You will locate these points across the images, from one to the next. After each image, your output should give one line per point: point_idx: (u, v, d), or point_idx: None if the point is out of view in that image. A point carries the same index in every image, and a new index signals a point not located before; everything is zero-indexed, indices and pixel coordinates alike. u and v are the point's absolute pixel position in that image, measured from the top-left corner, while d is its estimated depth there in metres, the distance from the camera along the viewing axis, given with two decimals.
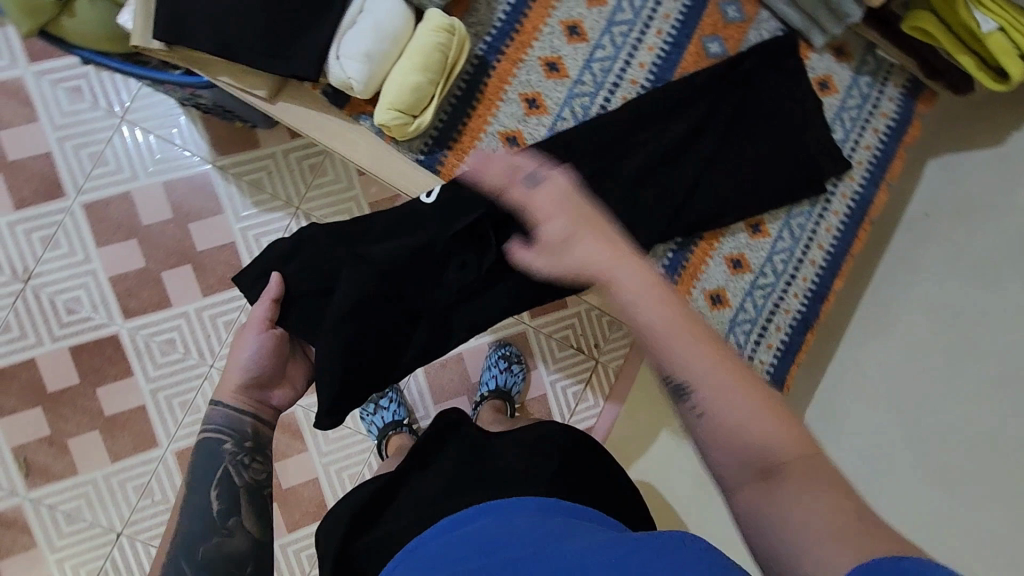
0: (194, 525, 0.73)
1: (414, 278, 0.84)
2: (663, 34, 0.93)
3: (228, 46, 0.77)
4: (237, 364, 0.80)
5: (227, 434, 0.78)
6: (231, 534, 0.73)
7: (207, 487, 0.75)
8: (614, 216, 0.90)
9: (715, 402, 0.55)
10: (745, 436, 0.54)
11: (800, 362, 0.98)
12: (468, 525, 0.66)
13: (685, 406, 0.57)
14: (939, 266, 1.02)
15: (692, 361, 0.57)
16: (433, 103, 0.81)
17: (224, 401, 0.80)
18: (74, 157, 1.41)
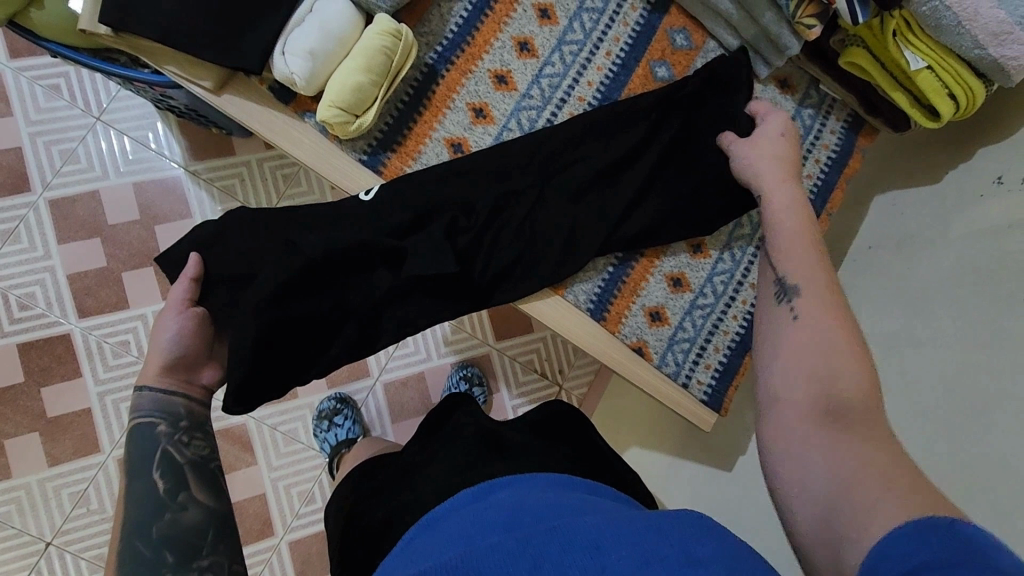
0: (145, 510, 0.69)
1: (344, 277, 0.85)
2: (611, 56, 0.96)
3: (175, 37, 0.78)
4: (158, 348, 0.80)
5: (158, 416, 0.76)
6: (188, 509, 0.71)
7: (147, 470, 0.72)
8: (556, 227, 0.90)
9: (816, 311, 0.64)
10: (827, 352, 0.60)
11: (738, 385, 0.99)
12: (493, 495, 0.73)
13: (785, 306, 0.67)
14: (880, 298, 1.04)
15: (808, 277, 0.68)
16: (376, 103, 0.83)
17: (152, 386, 0.78)
18: (45, 154, 1.40)
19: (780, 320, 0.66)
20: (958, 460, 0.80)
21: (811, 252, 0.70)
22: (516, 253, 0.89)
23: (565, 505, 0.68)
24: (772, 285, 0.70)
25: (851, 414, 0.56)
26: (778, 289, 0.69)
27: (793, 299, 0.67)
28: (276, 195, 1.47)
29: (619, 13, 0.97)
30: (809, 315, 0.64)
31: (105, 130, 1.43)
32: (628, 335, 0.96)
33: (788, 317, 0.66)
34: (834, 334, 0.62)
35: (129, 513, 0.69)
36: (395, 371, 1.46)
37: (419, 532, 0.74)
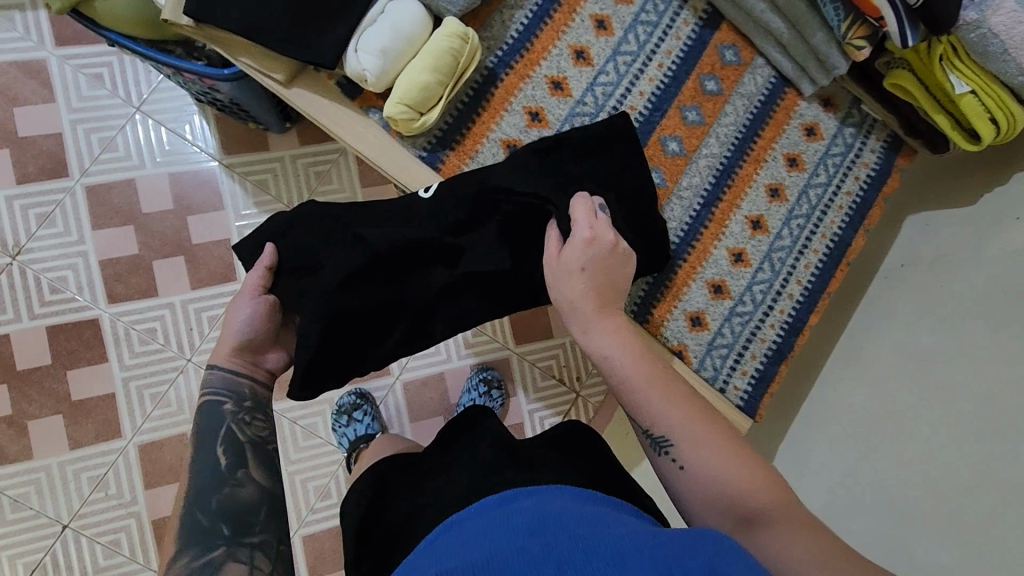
0: (205, 482, 0.71)
1: (403, 268, 0.87)
2: (663, 68, 1.00)
3: (252, 30, 0.82)
4: (231, 330, 0.82)
5: (223, 394, 0.79)
6: (245, 485, 0.73)
7: (213, 443, 0.74)
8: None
9: (688, 450, 0.68)
10: (712, 481, 0.66)
11: (772, 393, 1.01)
12: (513, 505, 0.69)
13: (662, 455, 0.70)
14: (909, 315, 1.06)
15: (663, 416, 0.71)
16: (440, 103, 0.86)
17: (221, 363, 0.81)
18: (83, 141, 1.43)
19: (669, 475, 0.69)
20: (987, 474, 0.82)
21: (657, 383, 0.73)
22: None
23: (594, 516, 0.64)
24: (644, 437, 0.72)
25: (764, 518, 0.62)
26: (651, 441, 0.71)
27: (665, 445, 0.70)
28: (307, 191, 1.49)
29: (673, 27, 1.00)
30: (686, 457, 0.68)
31: (143, 120, 1.46)
32: (669, 338, 0.98)
33: (673, 467, 0.69)
34: (703, 459, 0.67)
35: (193, 485, 0.71)
36: (416, 370, 1.48)
37: (438, 536, 0.70)
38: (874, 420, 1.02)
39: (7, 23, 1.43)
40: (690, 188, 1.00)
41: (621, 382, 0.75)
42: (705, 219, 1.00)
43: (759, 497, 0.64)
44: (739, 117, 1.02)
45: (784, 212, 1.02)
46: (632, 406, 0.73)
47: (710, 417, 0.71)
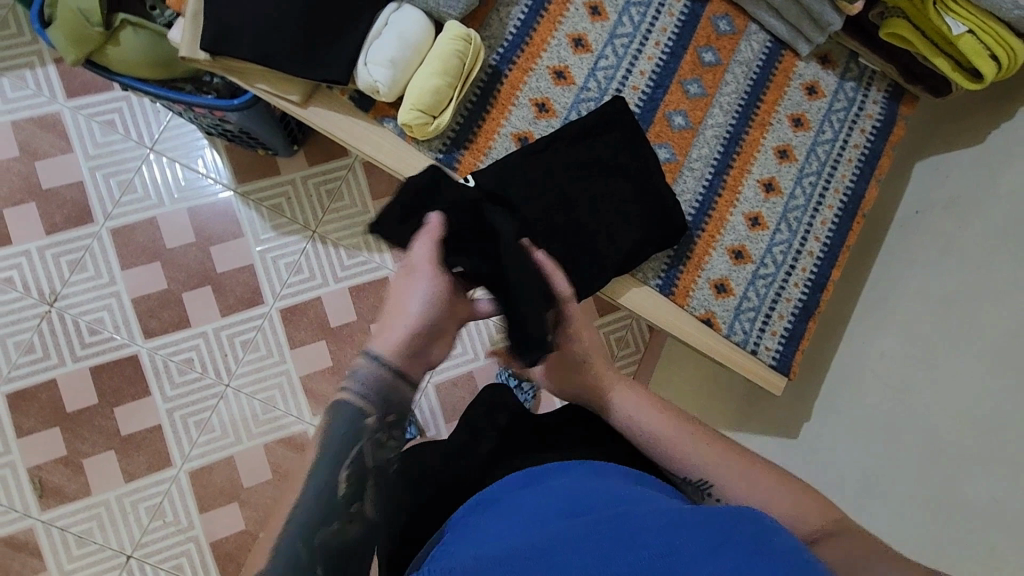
0: (319, 505, 0.70)
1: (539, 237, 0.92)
2: (660, 46, 1.02)
3: (266, 57, 0.85)
4: (407, 314, 0.76)
5: (369, 402, 0.75)
6: (354, 522, 0.71)
7: (338, 462, 0.72)
8: (618, 210, 0.95)
9: (737, 493, 0.75)
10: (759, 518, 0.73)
11: (804, 349, 1.03)
12: (544, 486, 0.70)
13: (710, 500, 0.77)
14: (929, 260, 1.07)
15: (707, 465, 0.77)
16: (450, 104, 0.90)
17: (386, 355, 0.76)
18: (105, 187, 1.49)
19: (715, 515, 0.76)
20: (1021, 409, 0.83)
21: (693, 445, 0.79)
22: (579, 233, 0.93)
23: (629, 499, 0.65)
24: (685, 485, 0.79)
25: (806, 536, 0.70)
26: (693, 488, 0.78)
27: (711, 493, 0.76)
28: (320, 210, 1.53)
29: (665, 5, 1.02)
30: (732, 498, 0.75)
31: (157, 160, 1.51)
32: (697, 308, 1.01)
33: None
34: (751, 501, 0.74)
35: (300, 500, 0.71)
36: (446, 372, 1.51)
37: (470, 515, 0.70)
38: (903, 366, 1.03)
39: (19, 81, 1.48)
40: (700, 160, 1.02)
41: (649, 444, 0.80)
42: (718, 188, 1.02)
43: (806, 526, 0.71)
44: (739, 84, 1.04)
45: (795, 172, 1.04)
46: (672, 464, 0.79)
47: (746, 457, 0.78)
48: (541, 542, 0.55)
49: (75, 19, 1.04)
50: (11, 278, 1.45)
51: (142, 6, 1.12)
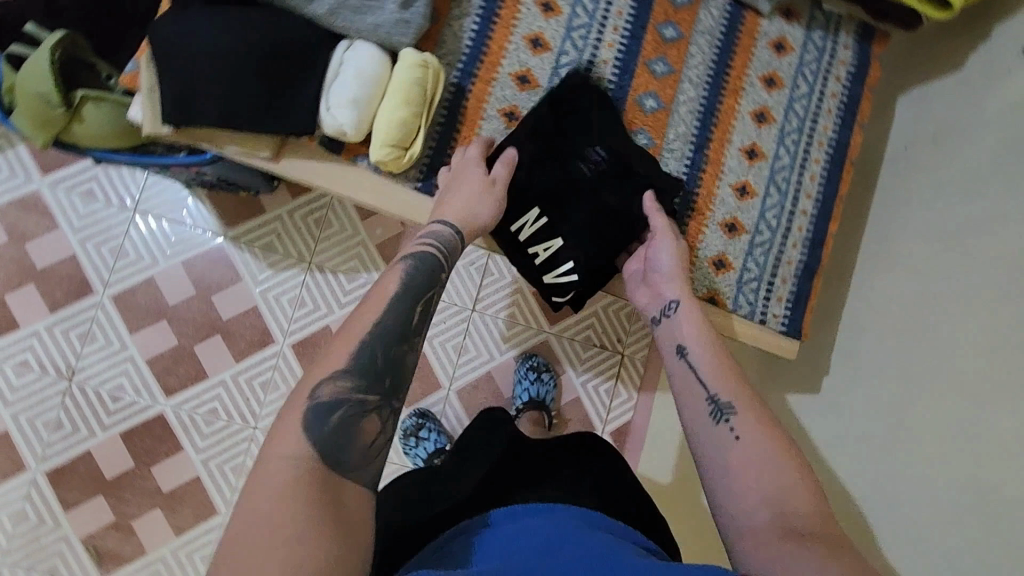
0: (394, 330, 0.75)
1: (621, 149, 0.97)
2: (619, 30, 1.00)
3: (228, 119, 0.85)
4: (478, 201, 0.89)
5: (444, 253, 0.84)
6: (411, 352, 0.76)
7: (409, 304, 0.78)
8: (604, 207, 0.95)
9: (755, 433, 0.74)
10: (760, 466, 0.71)
11: (812, 308, 1.03)
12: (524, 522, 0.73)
13: (725, 427, 0.76)
14: (924, 197, 1.06)
15: (738, 400, 0.78)
16: (421, 133, 0.89)
17: (460, 227, 0.87)
18: (99, 255, 1.50)
19: (725, 444, 0.74)
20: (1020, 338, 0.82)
21: (733, 383, 0.81)
22: (580, 233, 0.94)
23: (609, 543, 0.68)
24: (710, 405, 0.79)
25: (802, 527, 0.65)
26: (716, 409, 0.78)
27: (732, 420, 0.76)
28: (312, 240, 1.54)
29: None
30: (751, 435, 0.74)
31: (143, 219, 1.51)
32: (699, 288, 1.00)
33: (731, 440, 0.74)
34: (764, 450, 0.73)
35: (377, 323, 0.74)
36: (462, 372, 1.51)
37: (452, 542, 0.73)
38: (911, 309, 1.02)
39: None
40: (679, 139, 1.01)
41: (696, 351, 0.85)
42: (701, 163, 1.01)
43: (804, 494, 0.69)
44: (705, 54, 1.02)
45: (775, 133, 1.03)
46: (707, 383, 0.81)
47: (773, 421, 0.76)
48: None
49: (34, 103, 0.99)
50: (25, 360, 1.47)
51: (98, 76, 1.07)
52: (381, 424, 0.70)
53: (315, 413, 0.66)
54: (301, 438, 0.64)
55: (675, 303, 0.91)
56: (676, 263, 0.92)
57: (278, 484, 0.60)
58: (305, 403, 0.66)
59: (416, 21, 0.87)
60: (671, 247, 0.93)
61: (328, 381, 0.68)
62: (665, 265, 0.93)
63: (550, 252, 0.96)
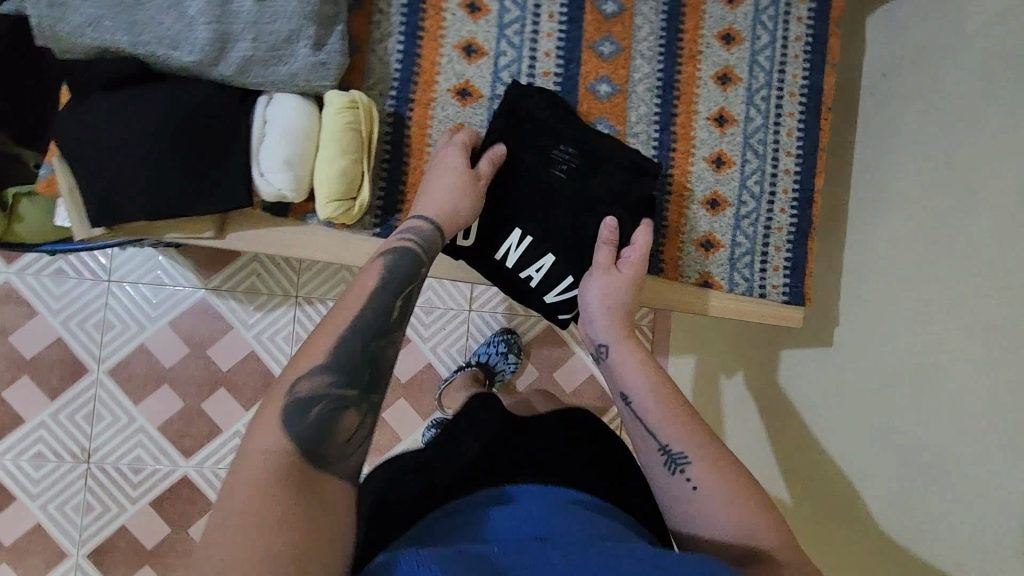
0: (374, 320, 0.68)
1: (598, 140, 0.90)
2: (555, 16, 0.91)
3: (160, 208, 0.79)
4: (448, 182, 0.81)
5: (424, 246, 0.77)
6: (392, 344, 0.70)
7: (390, 296, 0.71)
8: (581, 210, 0.90)
9: (705, 475, 0.72)
10: (713, 511, 0.70)
11: (812, 271, 0.98)
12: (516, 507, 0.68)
13: (679, 477, 0.73)
14: (910, 127, 0.98)
15: (685, 440, 0.75)
16: (365, 179, 0.83)
17: (439, 221, 0.80)
18: (84, 334, 1.42)
19: (679, 494, 0.72)
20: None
21: (676, 418, 0.77)
22: (568, 243, 0.90)
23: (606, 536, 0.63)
24: (659, 454, 0.75)
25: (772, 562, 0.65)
26: (666, 459, 0.74)
27: (686, 467, 0.73)
28: (295, 273, 1.48)
29: None
30: (703, 479, 0.72)
31: (121, 287, 1.43)
32: (691, 274, 0.95)
33: (688, 491, 0.72)
34: (717, 491, 0.71)
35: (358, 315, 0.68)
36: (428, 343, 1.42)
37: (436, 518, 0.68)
38: (911, 248, 0.96)
39: None
40: (641, 122, 0.94)
41: (637, 396, 0.80)
42: (670, 143, 0.94)
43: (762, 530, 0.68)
44: (653, 23, 0.94)
45: (743, 93, 0.95)
46: (651, 425, 0.77)
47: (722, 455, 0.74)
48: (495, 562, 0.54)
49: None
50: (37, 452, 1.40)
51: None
52: (366, 423, 0.64)
53: (294, 409, 0.60)
54: (277, 433, 0.58)
55: (606, 346, 0.85)
56: (606, 301, 0.86)
57: (247, 486, 0.54)
58: (282, 401, 0.60)
59: (334, 59, 0.79)
60: (600, 280, 0.87)
61: (308, 376, 0.62)
62: (593, 306, 0.86)
63: (543, 271, 0.90)
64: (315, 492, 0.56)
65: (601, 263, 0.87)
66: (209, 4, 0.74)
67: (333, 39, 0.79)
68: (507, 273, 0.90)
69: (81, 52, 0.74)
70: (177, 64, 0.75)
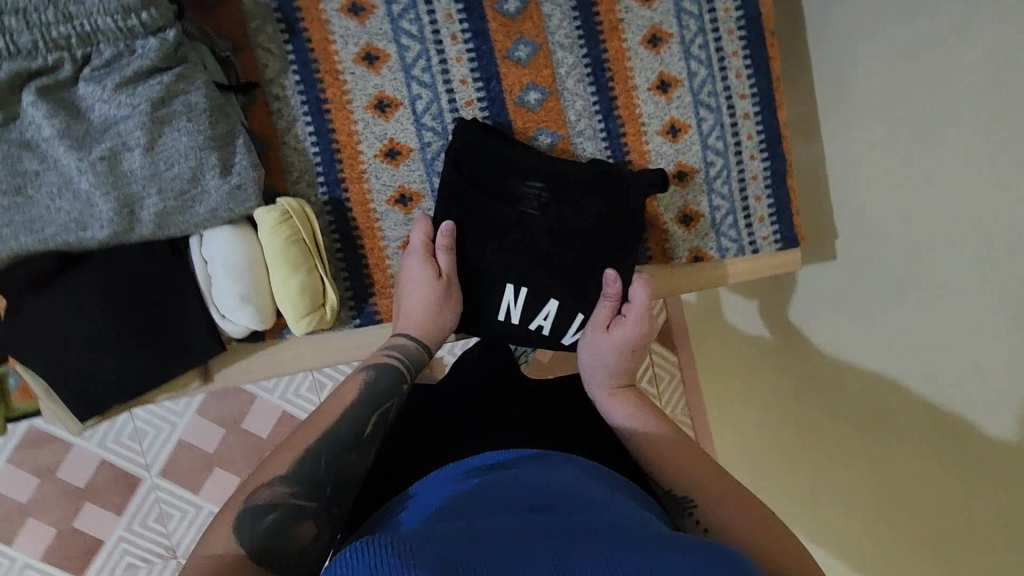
0: (346, 435, 0.67)
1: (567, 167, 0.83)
2: (458, 36, 0.83)
3: (139, 384, 0.77)
4: (415, 297, 0.80)
5: (410, 367, 0.77)
6: (359, 458, 0.67)
7: (371, 410, 0.70)
8: (563, 239, 0.84)
9: (715, 498, 0.68)
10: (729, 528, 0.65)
11: (798, 208, 0.94)
12: (503, 470, 0.59)
13: (688, 520, 0.68)
14: (859, 19, 0.88)
15: (689, 480, 0.70)
16: (327, 285, 0.79)
17: (424, 339, 0.81)
18: (123, 444, 1.11)
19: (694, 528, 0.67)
20: (1009, 171, 0.70)
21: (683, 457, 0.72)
22: (569, 275, 0.84)
23: (591, 501, 0.54)
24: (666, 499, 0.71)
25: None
26: (675, 505, 0.70)
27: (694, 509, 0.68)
28: None
29: None
30: (712, 519, 0.67)
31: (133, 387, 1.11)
32: (680, 253, 0.92)
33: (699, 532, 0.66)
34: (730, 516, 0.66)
35: (329, 439, 0.66)
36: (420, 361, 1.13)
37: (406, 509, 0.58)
38: (881, 156, 0.88)
39: None
40: (582, 118, 0.87)
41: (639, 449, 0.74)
42: (617, 128, 0.88)
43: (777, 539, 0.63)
44: (562, 6, 0.85)
45: (678, 49, 0.88)
46: (657, 472, 0.72)
47: (738, 491, 0.69)
48: (489, 536, 0.45)
49: None
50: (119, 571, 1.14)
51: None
52: (324, 529, 0.61)
53: (250, 518, 0.58)
54: (234, 539, 0.56)
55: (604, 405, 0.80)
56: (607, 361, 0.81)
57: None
58: (239, 508, 0.59)
59: (248, 180, 0.73)
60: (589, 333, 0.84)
61: (269, 484, 0.61)
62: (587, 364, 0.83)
63: (551, 317, 0.86)
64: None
65: (599, 323, 0.84)
66: (98, 175, 0.68)
67: (239, 157, 0.73)
68: (519, 330, 0.87)
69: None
70: (93, 244, 0.71)
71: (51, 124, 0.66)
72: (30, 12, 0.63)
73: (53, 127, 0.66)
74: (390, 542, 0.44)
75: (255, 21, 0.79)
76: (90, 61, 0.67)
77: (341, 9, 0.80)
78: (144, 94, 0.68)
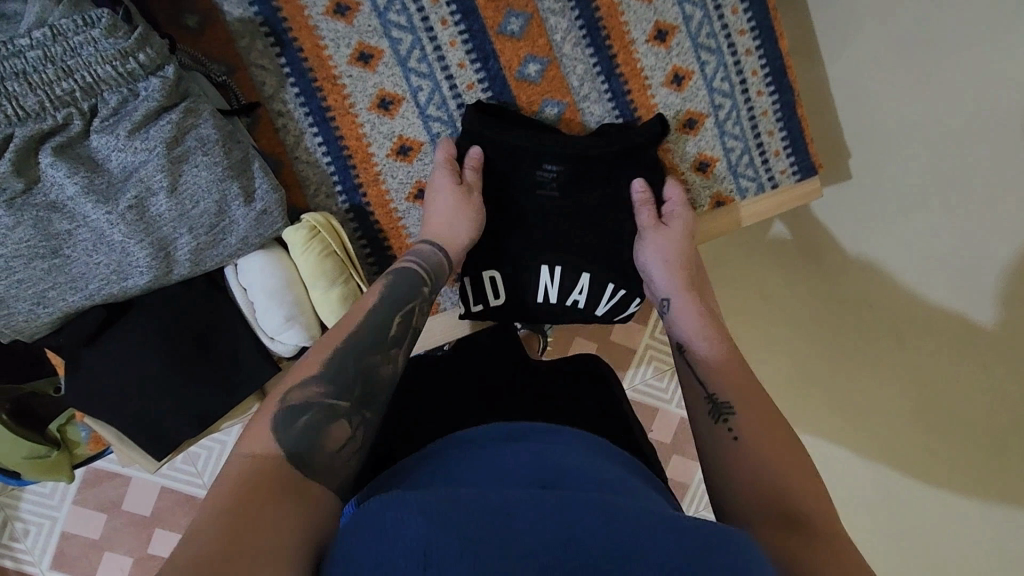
0: (373, 336, 0.63)
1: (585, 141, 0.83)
2: (448, 19, 0.82)
3: (203, 416, 0.78)
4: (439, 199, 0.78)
5: (432, 272, 0.73)
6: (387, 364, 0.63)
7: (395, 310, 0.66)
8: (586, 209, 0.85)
9: (755, 435, 0.62)
10: (752, 465, 0.60)
11: (811, 136, 0.93)
12: (525, 442, 0.55)
13: (721, 427, 0.64)
14: None
15: (735, 393, 0.66)
16: (366, 292, 0.80)
17: (446, 244, 0.77)
18: (177, 468, 1.12)
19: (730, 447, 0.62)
20: None
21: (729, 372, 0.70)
22: (598, 244, 0.86)
23: (609, 481, 0.49)
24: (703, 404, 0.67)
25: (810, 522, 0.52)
26: (711, 407, 0.66)
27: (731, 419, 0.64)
28: None
29: None
30: (748, 432, 0.62)
31: None
32: (701, 201, 0.92)
33: (728, 441, 0.62)
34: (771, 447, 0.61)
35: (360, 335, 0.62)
36: None
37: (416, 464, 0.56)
38: (886, 68, 0.87)
39: None
40: (586, 82, 0.87)
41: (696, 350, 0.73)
42: (621, 86, 0.87)
43: (790, 480, 0.57)
44: None
45: None
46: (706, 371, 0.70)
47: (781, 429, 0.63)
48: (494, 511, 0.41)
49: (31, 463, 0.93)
50: None
51: (48, 396, 0.97)
52: (358, 435, 0.56)
53: (285, 420, 0.53)
54: (268, 441, 0.52)
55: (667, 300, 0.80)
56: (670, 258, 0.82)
57: (230, 482, 0.48)
58: (271, 412, 0.54)
59: (272, 201, 0.74)
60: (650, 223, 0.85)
61: (299, 387, 0.56)
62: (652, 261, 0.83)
63: (586, 290, 0.86)
64: (299, 487, 0.49)
65: (652, 223, 0.84)
66: (129, 222, 0.68)
67: (259, 181, 0.73)
68: (552, 309, 0.87)
69: (45, 327, 0.71)
70: (137, 292, 0.72)
71: (73, 181, 0.67)
72: (30, 73, 0.63)
73: (76, 184, 0.67)
74: (394, 508, 0.40)
75: (244, 40, 0.78)
76: (97, 112, 0.67)
77: (327, 12, 0.79)
78: (157, 136, 0.68)
